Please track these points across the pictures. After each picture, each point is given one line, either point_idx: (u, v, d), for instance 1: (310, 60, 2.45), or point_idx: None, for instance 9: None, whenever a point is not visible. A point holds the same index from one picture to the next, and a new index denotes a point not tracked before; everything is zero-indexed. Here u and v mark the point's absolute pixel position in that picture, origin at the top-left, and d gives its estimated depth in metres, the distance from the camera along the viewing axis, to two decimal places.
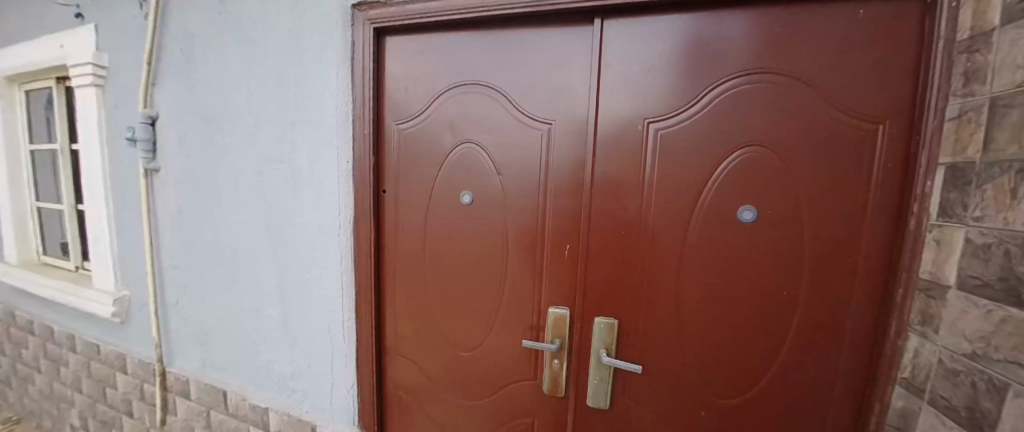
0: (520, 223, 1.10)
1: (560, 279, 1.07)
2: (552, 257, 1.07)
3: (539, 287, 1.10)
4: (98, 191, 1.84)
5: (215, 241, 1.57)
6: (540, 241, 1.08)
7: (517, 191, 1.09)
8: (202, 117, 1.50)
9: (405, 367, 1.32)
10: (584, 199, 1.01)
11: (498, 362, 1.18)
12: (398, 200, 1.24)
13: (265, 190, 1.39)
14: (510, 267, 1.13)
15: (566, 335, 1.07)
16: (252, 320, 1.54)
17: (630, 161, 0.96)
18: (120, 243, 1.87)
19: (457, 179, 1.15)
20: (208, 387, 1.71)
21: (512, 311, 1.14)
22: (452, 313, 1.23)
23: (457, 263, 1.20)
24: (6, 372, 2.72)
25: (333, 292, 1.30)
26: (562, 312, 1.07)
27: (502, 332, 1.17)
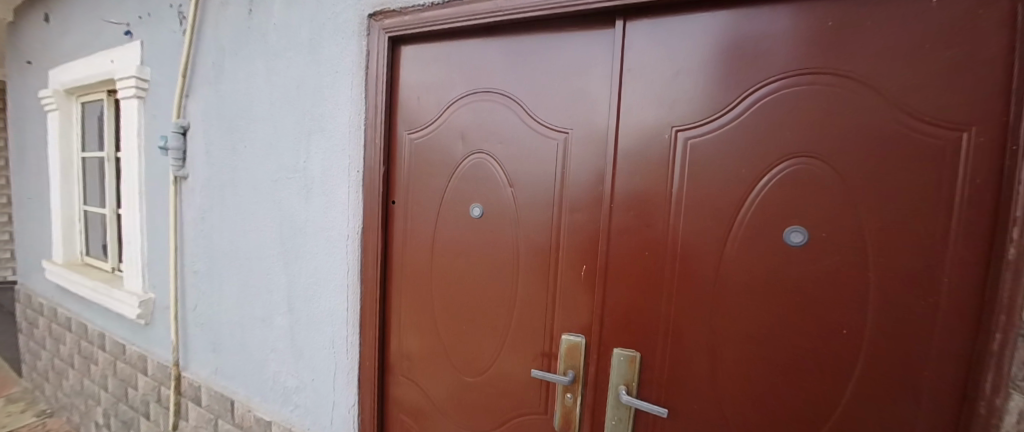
0: (533, 240, 1.01)
1: (574, 303, 0.97)
2: (567, 278, 0.98)
3: (552, 311, 1.00)
4: (133, 197, 1.91)
5: (233, 249, 1.57)
6: (555, 261, 0.99)
7: (530, 206, 1.01)
8: (228, 126, 1.53)
9: (408, 388, 1.25)
10: (603, 215, 0.91)
11: (506, 391, 1.08)
12: (408, 212, 1.19)
13: (279, 197, 1.38)
14: (520, 288, 1.04)
15: (580, 366, 0.97)
16: (261, 328, 1.52)
17: (655, 173, 0.86)
18: (149, 247, 1.93)
19: (468, 191, 1.09)
20: (217, 395, 1.69)
21: (522, 335, 1.05)
22: (459, 334, 1.15)
23: (466, 281, 1.12)
24: (46, 366, 2.86)
25: (339, 305, 1.26)
26: (577, 340, 0.97)
27: (511, 358, 1.07)
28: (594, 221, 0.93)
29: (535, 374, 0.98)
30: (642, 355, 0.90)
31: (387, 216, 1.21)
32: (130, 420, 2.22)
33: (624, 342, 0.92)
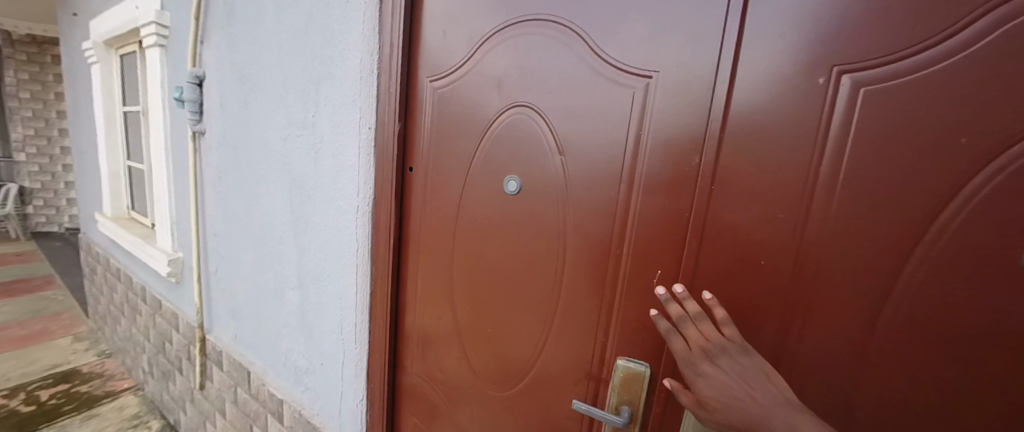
0: (585, 228, 0.76)
1: (638, 321, 0.73)
2: (631, 286, 0.73)
3: (607, 326, 0.77)
4: (160, 152, 1.85)
5: (248, 213, 1.43)
6: (616, 262, 0.74)
7: (583, 185, 0.75)
8: (240, 76, 1.37)
9: (423, 389, 1.09)
10: (698, 208, 0.64)
11: (544, 408, 0.90)
12: (428, 184, 0.97)
13: (289, 159, 1.21)
14: (565, 289, 0.82)
15: (639, 403, 0.75)
16: (273, 301, 1.38)
17: (788, 149, 0.57)
18: (174, 205, 1.86)
19: (501, 159, 0.85)
20: (235, 363, 1.60)
21: (565, 349, 0.85)
22: (488, 333, 0.96)
23: (498, 272, 0.91)
24: (105, 310, 3.04)
25: (348, 286, 1.08)
26: (638, 370, 0.75)
27: (550, 373, 0.88)
28: (679, 215, 0.66)
29: (577, 406, 0.79)
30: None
31: (404, 187, 1.01)
32: (167, 372, 2.26)
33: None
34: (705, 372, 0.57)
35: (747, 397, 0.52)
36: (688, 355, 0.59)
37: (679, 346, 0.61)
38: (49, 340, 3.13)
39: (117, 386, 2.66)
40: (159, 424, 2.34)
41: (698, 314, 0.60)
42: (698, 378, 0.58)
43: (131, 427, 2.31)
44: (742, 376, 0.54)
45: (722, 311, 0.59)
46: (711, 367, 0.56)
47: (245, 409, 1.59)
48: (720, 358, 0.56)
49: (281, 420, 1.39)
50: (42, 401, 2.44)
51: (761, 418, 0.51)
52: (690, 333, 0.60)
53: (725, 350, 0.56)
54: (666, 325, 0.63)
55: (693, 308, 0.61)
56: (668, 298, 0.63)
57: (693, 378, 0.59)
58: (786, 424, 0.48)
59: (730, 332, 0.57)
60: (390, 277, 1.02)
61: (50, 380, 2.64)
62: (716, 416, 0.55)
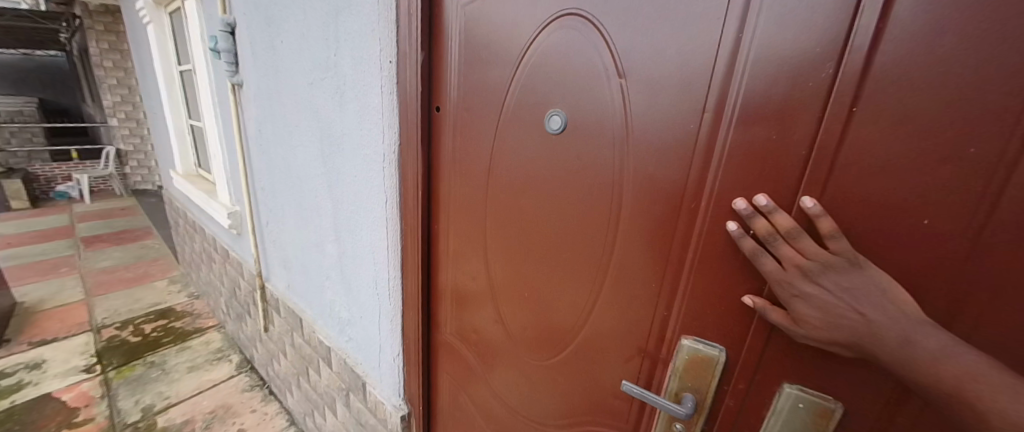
0: (657, 170, 0.64)
1: (714, 290, 0.63)
2: (711, 248, 0.61)
3: (672, 296, 0.68)
4: (210, 108, 1.88)
5: (285, 165, 1.40)
6: (693, 219, 0.62)
7: (655, 124, 0.62)
8: (265, 19, 1.29)
9: (456, 352, 1.06)
10: (830, 147, 0.49)
11: (594, 373, 0.82)
12: (458, 130, 0.86)
13: (317, 106, 1.13)
14: (617, 252, 0.72)
15: (706, 391, 0.67)
16: (314, 255, 1.38)
17: (988, 56, 0.39)
18: (225, 160, 1.92)
19: (543, 89, 0.72)
20: (290, 311, 1.67)
21: (615, 319, 0.76)
22: (528, 293, 0.87)
23: (537, 232, 0.81)
24: (189, 258, 3.40)
25: (379, 241, 1.02)
26: (712, 356, 0.65)
27: (597, 346, 0.80)
28: (796, 157, 0.52)
29: (627, 389, 0.72)
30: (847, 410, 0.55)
31: (431, 133, 0.90)
32: (238, 314, 2.49)
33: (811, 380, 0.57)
34: (803, 291, 0.50)
35: (860, 317, 0.46)
36: (781, 273, 0.52)
37: (771, 266, 0.53)
38: (150, 282, 3.62)
39: (204, 323, 3.03)
40: (238, 358, 2.64)
41: (795, 231, 0.51)
42: (793, 297, 0.51)
43: (216, 360, 2.62)
44: (850, 292, 0.47)
45: (827, 222, 0.49)
46: (812, 286, 0.49)
47: (302, 353, 1.68)
48: (821, 275, 0.49)
49: (331, 366, 1.44)
50: (145, 333, 2.87)
51: (874, 334, 0.46)
52: (784, 251, 0.51)
53: (832, 267, 0.48)
54: (751, 245, 0.55)
55: (786, 225, 0.52)
56: (753, 214, 0.55)
57: (788, 299, 0.52)
58: (901, 335, 0.44)
59: (838, 246, 0.48)
60: (420, 232, 0.95)
61: (152, 316, 3.10)
62: (812, 333, 0.51)
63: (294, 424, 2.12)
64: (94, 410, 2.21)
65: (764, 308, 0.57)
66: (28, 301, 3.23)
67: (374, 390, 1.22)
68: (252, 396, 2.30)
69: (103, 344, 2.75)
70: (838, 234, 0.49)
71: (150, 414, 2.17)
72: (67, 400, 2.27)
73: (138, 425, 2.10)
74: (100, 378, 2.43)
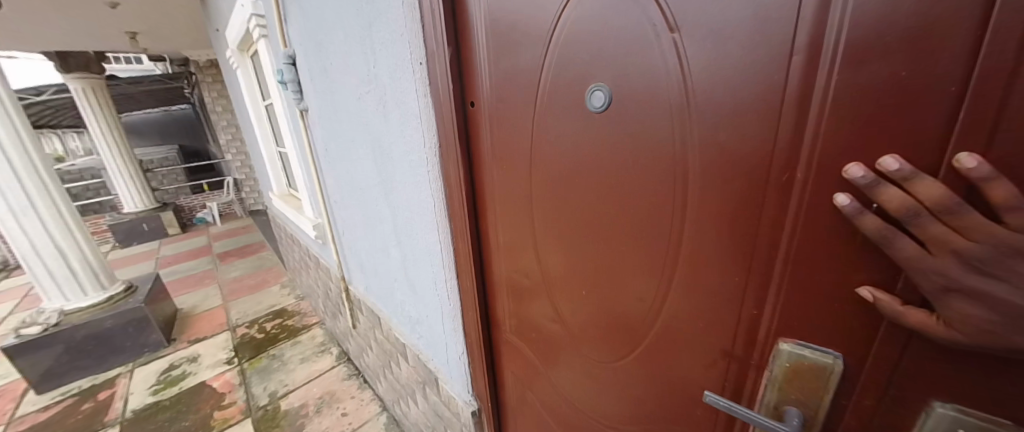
0: (731, 141, 0.53)
1: (822, 283, 0.50)
2: (816, 231, 0.49)
3: (766, 292, 0.55)
4: (288, 134, 2.08)
5: (349, 177, 1.47)
6: (786, 197, 0.50)
7: (726, 83, 0.51)
8: (315, 44, 1.35)
9: (518, 348, 1.05)
10: (1000, 81, 0.35)
11: (667, 377, 0.73)
12: (498, 124, 0.82)
13: (365, 119, 1.15)
14: (687, 242, 0.62)
15: (816, 406, 0.56)
16: (383, 260, 1.44)
17: None
18: (304, 179, 2.11)
19: (579, 63, 0.64)
20: (370, 311, 1.79)
21: (690, 319, 0.66)
22: (587, 290, 0.80)
23: (591, 224, 0.73)
24: (292, 265, 3.88)
25: (434, 245, 1.03)
26: (827, 365, 0.53)
27: (670, 349, 0.71)
28: (941, 102, 0.38)
29: (710, 401, 0.63)
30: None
31: (468, 131, 0.88)
32: (333, 313, 2.78)
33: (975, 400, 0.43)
34: (966, 284, 0.38)
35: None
36: (928, 263, 0.39)
37: (911, 252, 0.40)
38: (267, 287, 4.24)
39: (309, 320, 3.46)
40: (338, 350, 2.96)
41: (952, 204, 0.37)
42: (948, 294, 0.39)
43: (321, 352, 2.98)
44: None
45: (1004, 188, 0.35)
46: (979, 279, 0.37)
47: (385, 349, 1.80)
48: (996, 266, 0.36)
49: (408, 363, 1.52)
50: (266, 331, 3.36)
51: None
52: (932, 232, 0.38)
53: (1012, 253, 0.35)
54: (875, 223, 0.42)
55: (935, 196, 0.38)
56: (879, 182, 0.41)
57: (938, 295, 0.40)
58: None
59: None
60: (469, 233, 0.94)
61: (270, 315, 3.62)
62: (971, 341, 0.40)
63: (387, 410, 2.31)
64: (235, 395, 2.65)
65: (890, 306, 0.44)
66: (185, 307, 3.99)
67: (447, 387, 1.26)
68: (351, 384, 2.57)
69: (237, 340, 3.29)
70: (1022, 203, 0.34)
71: (274, 399, 2.54)
72: (216, 386, 2.76)
73: (267, 407, 2.47)
74: (237, 369, 2.91)
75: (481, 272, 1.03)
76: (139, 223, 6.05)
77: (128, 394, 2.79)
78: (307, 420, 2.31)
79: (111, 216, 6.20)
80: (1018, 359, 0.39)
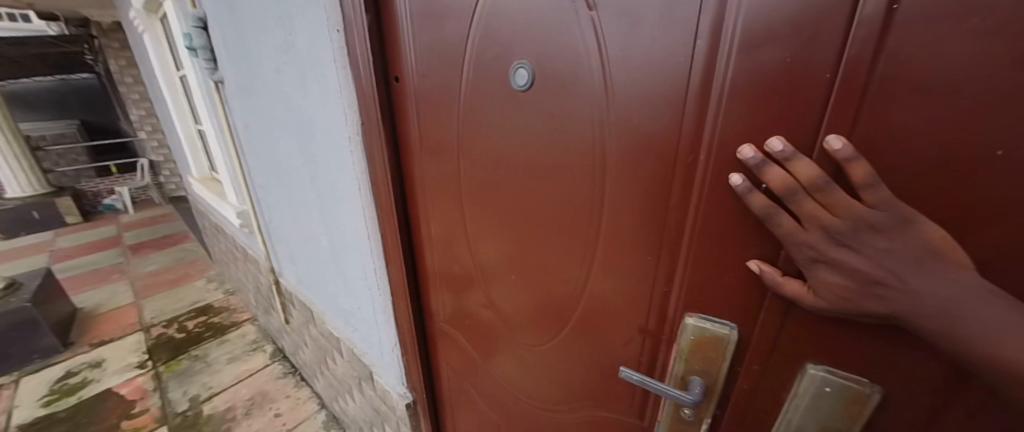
0: (644, 126, 0.55)
1: (720, 260, 0.54)
2: (716, 210, 0.52)
3: (674, 269, 0.59)
4: (204, 110, 1.86)
5: (271, 159, 1.34)
6: (691, 177, 0.53)
7: (639, 67, 0.53)
8: (228, 7, 1.20)
9: (452, 336, 1.03)
10: (861, 70, 0.39)
11: (591, 358, 0.76)
12: (426, 102, 0.78)
13: (285, 93, 1.05)
14: (607, 224, 0.63)
15: (717, 375, 0.60)
16: (312, 249, 1.34)
17: None
18: (225, 161, 1.90)
19: (505, 42, 0.63)
20: (302, 304, 1.68)
21: (610, 299, 0.68)
22: (516, 275, 0.80)
23: (519, 207, 0.73)
24: (219, 257, 3.53)
25: (361, 229, 0.97)
26: (725, 335, 0.57)
27: (593, 329, 0.73)
28: (818, 88, 0.42)
29: (625, 376, 0.64)
30: (886, 395, 0.47)
31: (394, 108, 0.83)
32: (265, 308, 2.57)
33: (839, 358, 0.49)
34: (830, 256, 0.42)
35: (891, 286, 0.39)
36: (803, 236, 0.43)
37: (789, 227, 0.44)
38: (190, 282, 3.83)
39: (240, 317, 3.18)
40: (272, 348, 2.76)
41: (821, 182, 0.41)
42: (817, 265, 0.44)
43: (252, 351, 2.75)
44: (888, 254, 0.38)
45: (861, 167, 0.39)
46: (842, 251, 0.41)
47: (319, 343, 1.70)
48: (853, 239, 0.40)
49: (343, 356, 1.45)
50: (188, 329, 3.05)
51: (906, 304, 0.39)
52: (806, 208, 0.42)
53: (866, 227, 0.39)
54: (762, 201, 0.46)
55: (809, 175, 0.42)
56: (766, 162, 0.45)
57: (809, 266, 0.45)
58: (942, 305, 0.36)
59: (874, 198, 0.39)
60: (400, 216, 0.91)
61: (193, 313, 3.28)
62: (832, 306, 0.45)
63: (326, 407, 2.20)
64: (149, 401, 2.38)
65: (773, 277, 0.49)
66: (87, 306, 3.50)
67: (381, 379, 1.22)
68: (286, 383, 2.40)
69: (152, 341, 2.95)
70: (874, 182, 0.39)
71: (196, 403, 2.31)
72: (125, 393, 2.46)
73: (187, 413, 2.25)
74: (152, 373, 2.61)
75: (415, 258, 0.99)
76: (26, 211, 5.19)
77: (12, 408, 2.42)
78: (235, 423, 2.14)
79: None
80: (872, 323, 0.44)
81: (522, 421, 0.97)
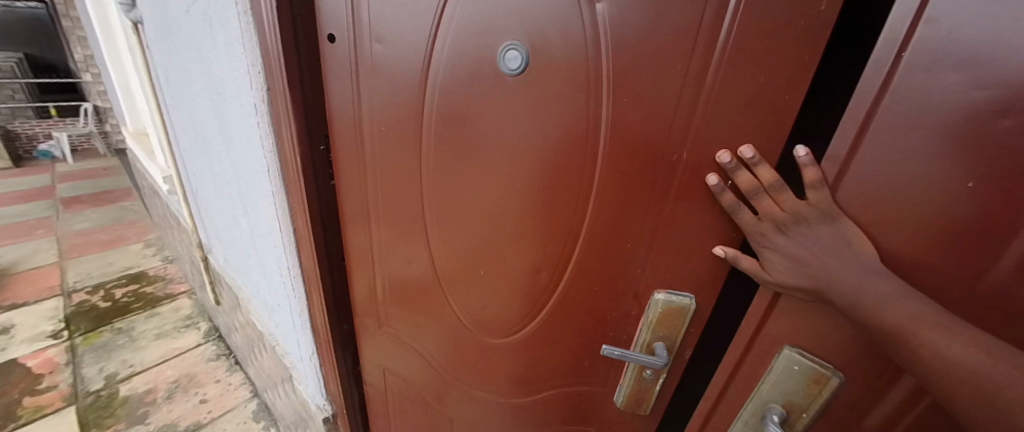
0: (637, 129, 0.57)
1: (685, 248, 0.61)
2: (690, 204, 0.58)
3: (648, 252, 0.65)
4: (129, 53, 1.59)
5: (190, 117, 1.14)
6: (671, 177, 0.58)
7: (634, 73, 0.54)
8: None
9: (392, 332, 1.01)
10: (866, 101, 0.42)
11: (565, 337, 0.81)
12: (376, 85, 0.72)
13: (195, 38, 0.86)
14: (589, 215, 0.67)
15: (676, 339, 0.68)
16: (233, 228, 1.17)
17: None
18: (151, 115, 1.65)
19: (485, 23, 0.60)
20: (230, 287, 1.50)
21: (586, 283, 0.73)
22: (488, 264, 0.80)
23: (497, 205, 0.73)
24: (159, 222, 3.22)
25: (269, 209, 0.87)
26: (685, 305, 0.65)
27: (563, 313, 0.78)
28: (792, 105, 0.47)
29: (608, 352, 0.68)
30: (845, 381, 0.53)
31: (306, 73, 0.73)
32: (200, 284, 2.33)
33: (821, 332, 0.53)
34: (774, 244, 0.50)
35: (813, 267, 0.47)
36: (756, 225, 0.51)
37: (747, 219, 0.52)
38: (125, 245, 3.50)
39: (175, 289, 2.92)
40: (207, 326, 2.54)
41: (776, 184, 0.48)
42: (766, 250, 0.51)
43: (185, 327, 2.52)
44: (819, 245, 0.47)
45: (813, 172, 0.46)
46: (783, 238, 0.49)
47: (247, 332, 1.54)
48: (793, 228, 0.48)
49: (265, 347, 1.31)
50: (115, 298, 2.78)
51: (831, 284, 0.46)
52: (762, 204, 0.49)
53: (802, 219, 0.47)
54: (729, 196, 0.52)
55: (770, 176, 0.49)
56: (736, 166, 0.51)
57: (761, 250, 0.52)
58: (855, 287, 0.44)
59: (818, 197, 0.46)
60: (312, 200, 0.81)
61: (124, 280, 3.00)
62: (779, 283, 0.51)
63: (258, 396, 2.03)
64: (58, 377, 2.13)
65: (736, 258, 0.56)
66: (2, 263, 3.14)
67: (297, 376, 1.11)
68: (217, 366, 2.21)
69: (73, 308, 2.67)
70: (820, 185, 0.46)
71: (112, 383, 2.10)
72: (32, 365, 2.20)
73: (100, 393, 2.03)
74: (66, 345, 2.35)
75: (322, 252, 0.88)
76: None
77: None
78: (153, 409, 1.94)
79: None
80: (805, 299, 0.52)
81: (467, 406, 1.01)
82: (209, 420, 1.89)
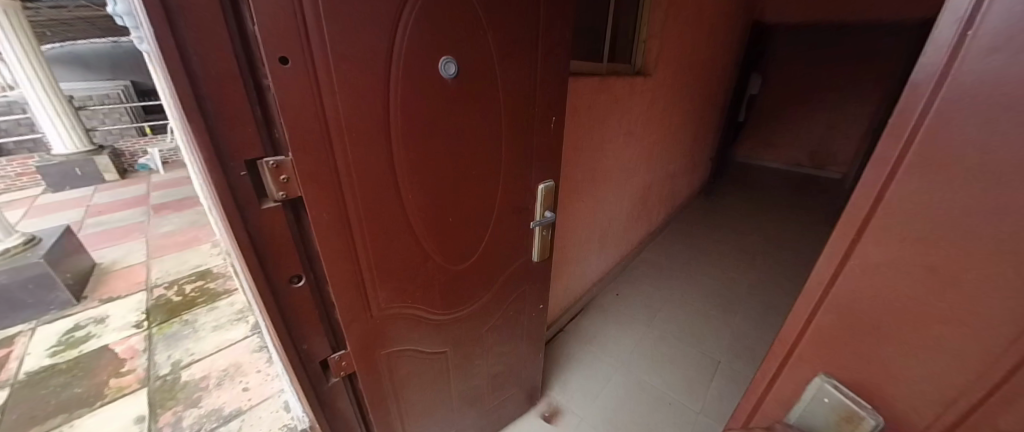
0: (517, 96, 1.09)
1: (545, 153, 1.26)
2: (545, 129, 1.22)
3: (531, 164, 1.23)
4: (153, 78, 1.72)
5: (181, 137, 1.19)
6: (539, 118, 1.18)
7: (515, 69, 1.05)
8: None
9: (388, 312, 1.03)
10: (917, 107, 0.46)
11: (504, 237, 1.25)
12: (336, 100, 0.76)
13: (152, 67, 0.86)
14: (505, 153, 1.13)
15: (551, 205, 1.37)
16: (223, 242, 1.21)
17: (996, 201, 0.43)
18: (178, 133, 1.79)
19: (431, 38, 0.85)
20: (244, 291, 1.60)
21: (508, 195, 1.20)
22: (455, 210, 1.07)
23: (457, 161, 1.01)
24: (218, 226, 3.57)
25: (223, 235, 0.85)
26: (550, 186, 1.32)
27: (499, 222, 1.21)
28: (565, 74, 1.19)
29: (535, 225, 1.34)
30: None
31: (223, 96, 0.66)
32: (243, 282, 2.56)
33: (875, 325, 0.54)
34: None
35: None
36: None
37: None
38: (197, 246, 3.96)
39: (233, 285, 3.28)
40: (255, 319, 2.81)
41: None
42: None
43: (237, 320, 2.82)
44: None
45: None
46: None
47: None
48: None
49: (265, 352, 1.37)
50: (185, 293, 3.16)
51: None
52: None
53: None
54: None
55: None
56: None
57: None
58: None
59: None
60: (242, 232, 0.74)
61: (193, 276, 3.41)
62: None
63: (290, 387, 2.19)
64: (136, 362, 2.47)
65: None
66: (105, 262, 3.69)
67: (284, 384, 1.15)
68: (259, 357, 2.44)
69: (153, 302, 3.07)
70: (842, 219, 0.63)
71: (176, 369, 2.38)
72: (118, 352, 2.56)
73: (167, 377, 2.32)
74: (145, 334, 2.71)
75: (263, 280, 0.79)
76: (68, 167, 5.48)
77: (25, 355, 2.60)
78: (205, 394, 2.18)
79: (35, 155, 5.60)
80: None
81: (459, 327, 1.25)
82: (249, 407, 2.09)
